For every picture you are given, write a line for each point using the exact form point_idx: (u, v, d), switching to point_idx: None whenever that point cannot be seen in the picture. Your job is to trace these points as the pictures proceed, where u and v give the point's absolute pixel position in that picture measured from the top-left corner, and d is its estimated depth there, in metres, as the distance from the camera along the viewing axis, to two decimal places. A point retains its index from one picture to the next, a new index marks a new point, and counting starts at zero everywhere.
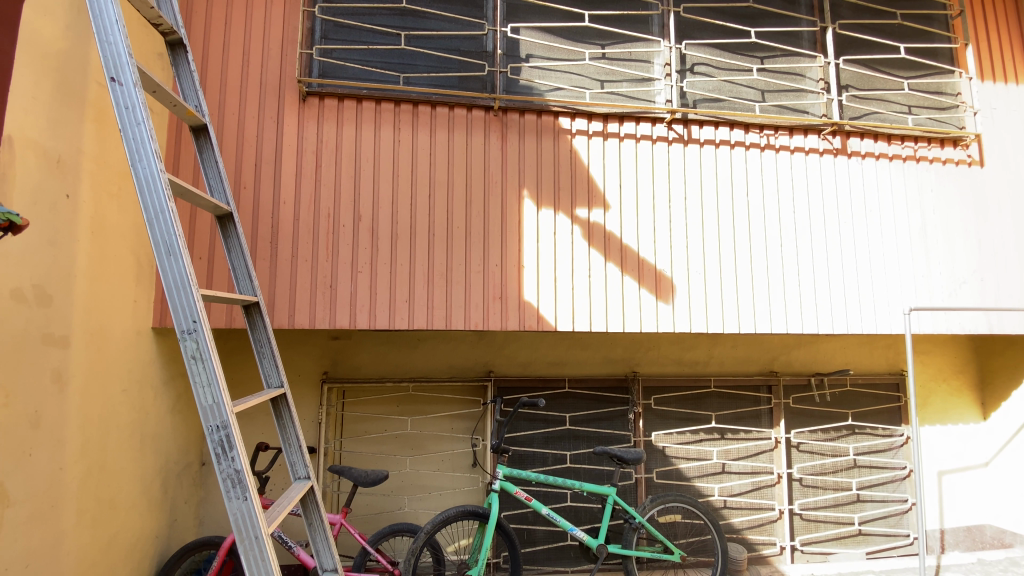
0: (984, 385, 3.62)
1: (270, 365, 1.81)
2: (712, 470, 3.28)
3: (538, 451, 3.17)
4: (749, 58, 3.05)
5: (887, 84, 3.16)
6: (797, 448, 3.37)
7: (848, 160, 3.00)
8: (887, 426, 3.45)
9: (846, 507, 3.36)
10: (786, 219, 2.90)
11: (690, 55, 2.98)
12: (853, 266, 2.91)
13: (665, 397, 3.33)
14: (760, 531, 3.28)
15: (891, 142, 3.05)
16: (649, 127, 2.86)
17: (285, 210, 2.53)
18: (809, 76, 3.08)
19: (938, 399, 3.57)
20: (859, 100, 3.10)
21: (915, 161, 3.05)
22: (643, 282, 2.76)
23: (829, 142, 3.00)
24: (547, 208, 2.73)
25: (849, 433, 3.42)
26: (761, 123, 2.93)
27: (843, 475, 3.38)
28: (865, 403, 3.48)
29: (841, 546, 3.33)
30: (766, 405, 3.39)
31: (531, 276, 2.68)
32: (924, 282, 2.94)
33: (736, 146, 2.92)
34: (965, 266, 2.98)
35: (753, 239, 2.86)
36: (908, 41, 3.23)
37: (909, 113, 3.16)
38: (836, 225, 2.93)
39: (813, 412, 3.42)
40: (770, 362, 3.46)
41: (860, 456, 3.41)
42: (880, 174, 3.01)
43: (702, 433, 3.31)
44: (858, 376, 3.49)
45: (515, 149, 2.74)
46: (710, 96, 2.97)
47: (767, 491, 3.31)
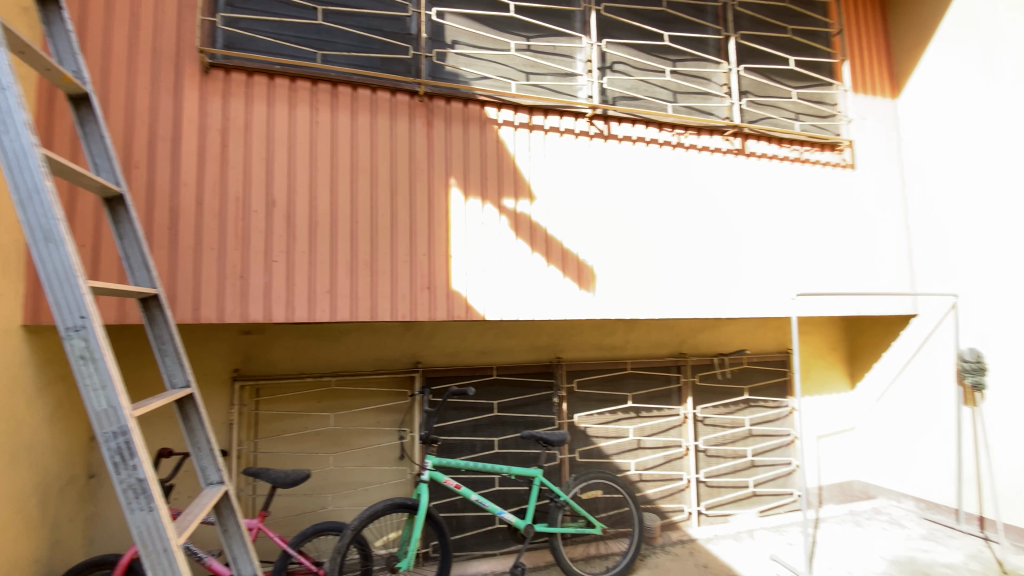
0: (853, 359, 4.17)
1: (174, 364, 1.67)
2: (629, 447, 3.51)
3: (465, 440, 3.18)
4: (662, 61, 3.24)
5: (778, 92, 3.51)
6: (702, 422, 3.69)
7: (746, 160, 3.31)
8: (775, 399, 3.90)
9: (743, 473, 3.75)
10: (695, 212, 3.14)
11: (610, 54, 3.11)
12: (752, 257, 3.23)
13: (587, 381, 3.49)
14: (671, 500, 3.56)
15: (782, 145, 3.40)
16: (572, 121, 2.96)
17: (188, 193, 2.30)
18: (714, 81, 3.34)
19: (818, 372, 4.08)
20: (756, 106, 3.42)
21: (800, 163, 3.44)
22: (567, 271, 2.86)
23: (730, 143, 3.28)
24: (474, 197, 2.73)
25: (745, 406, 3.81)
26: (673, 123, 3.13)
27: (740, 444, 3.76)
28: (758, 378, 3.89)
29: (739, 507, 3.71)
30: (675, 384, 3.67)
31: (459, 266, 2.67)
32: (806, 269, 3.33)
33: (652, 144, 3.10)
34: (838, 256, 3.41)
35: (667, 231, 3.07)
36: (796, 54, 3.60)
37: (796, 120, 3.52)
38: (738, 219, 3.22)
39: (715, 388, 3.76)
40: (679, 345, 3.76)
41: (754, 426, 3.81)
42: (773, 174, 3.36)
43: (620, 413, 3.51)
44: (753, 355, 3.89)
45: (441, 136, 2.70)
46: (628, 94, 3.12)
47: (676, 463, 3.60)
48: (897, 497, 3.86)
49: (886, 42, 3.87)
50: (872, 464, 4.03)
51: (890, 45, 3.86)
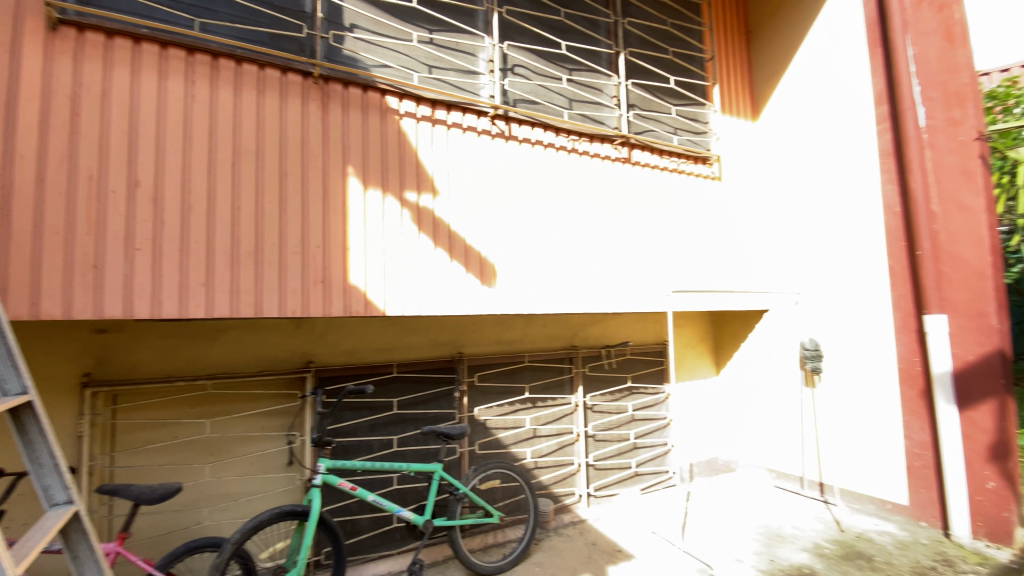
0: (718, 347, 4.69)
1: (5, 370, 1.45)
2: (526, 436, 3.65)
3: (362, 440, 3.08)
4: (559, 68, 3.41)
5: (661, 107, 3.86)
6: (592, 409, 3.96)
7: (632, 168, 3.61)
8: (653, 385, 4.31)
9: (626, 455, 4.08)
10: (588, 214, 3.35)
11: (511, 56, 3.20)
12: (637, 256, 3.53)
13: (487, 374, 3.56)
14: (564, 484, 3.77)
15: (662, 156, 3.77)
16: (474, 119, 3.00)
17: (22, 166, 1.93)
18: (605, 92, 3.60)
19: (689, 360, 4.55)
20: (641, 118, 3.75)
21: (677, 173, 3.84)
22: (470, 267, 2.90)
23: (619, 151, 3.57)
24: (373, 188, 2.65)
25: (628, 393, 4.16)
26: (569, 129, 3.31)
27: (624, 428, 4.09)
28: (639, 367, 4.27)
29: (623, 487, 4.03)
30: (568, 374, 3.89)
31: (356, 259, 2.58)
32: (681, 269, 3.72)
33: (549, 147, 3.26)
34: (706, 258, 3.87)
35: (563, 231, 3.25)
36: (676, 74, 3.99)
37: (675, 134, 3.91)
38: (625, 222, 3.51)
39: (603, 376, 4.06)
40: (571, 338, 3.99)
41: (636, 411, 4.18)
42: (655, 182, 3.71)
43: (517, 404, 3.64)
44: (635, 346, 4.26)
45: (337, 122, 2.58)
46: (528, 97, 3.23)
47: (568, 449, 3.83)
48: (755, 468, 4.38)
49: (751, 67, 4.37)
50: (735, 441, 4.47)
51: (754, 69, 4.37)
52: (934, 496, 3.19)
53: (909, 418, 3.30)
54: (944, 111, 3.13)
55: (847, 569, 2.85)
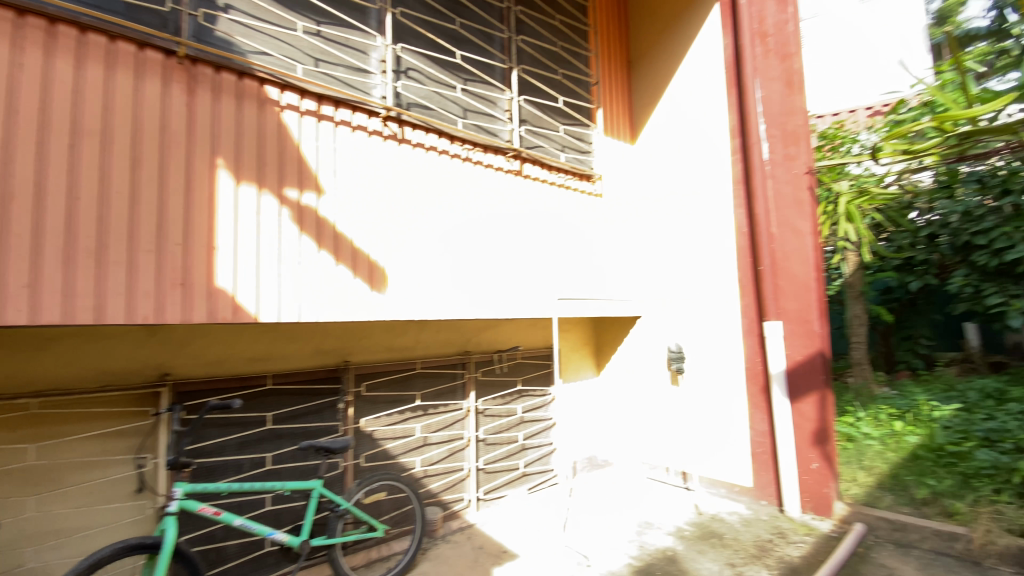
0: (599, 350, 5.03)
1: None
2: (416, 445, 3.58)
3: (230, 460, 2.81)
4: (454, 77, 3.43)
5: (550, 125, 4.07)
6: (482, 413, 4.01)
7: (523, 180, 3.76)
8: (542, 388, 4.50)
9: (515, 456, 4.20)
10: (480, 223, 3.42)
11: (405, 59, 3.16)
12: (525, 262, 3.66)
13: (375, 382, 3.44)
14: (453, 490, 3.76)
15: (551, 171, 3.98)
16: (365, 119, 2.90)
17: None
18: (499, 105, 3.70)
19: (574, 363, 4.81)
20: (532, 134, 3.91)
21: (564, 189, 4.09)
22: (357, 271, 2.79)
23: (511, 163, 3.69)
24: (246, 183, 2.44)
25: (518, 396, 4.29)
26: (463, 137, 3.35)
27: (513, 431, 4.21)
28: (529, 371, 4.42)
29: (511, 488, 4.14)
30: (460, 380, 3.90)
31: (225, 259, 2.35)
32: (566, 279, 3.94)
33: (443, 154, 3.26)
34: (588, 268, 4.15)
35: (455, 239, 3.26)
36: (565, 94, 4.23)
37: (563, 152, 4.14)
38: (515, 230, 3.63)
39: (494, 381, 4.13)
40: (464, 344, 4.01)
41: (525, 413, 4.33)
42: (544, 195, 3.89)
43: (407, 412, 3.57)
44: (525, 351, 4.41)
45: (207, 109, 2.34)
46: (421, 102, 3.21)
47: (459, 455, 3.83)
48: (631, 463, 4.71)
49: (630, 95, 4.79)
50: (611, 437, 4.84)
51: (632, 97, 4.79)
52: (772, 478, 3.70)
53: (753, 411, 3.79)
54: (783, 148, 3.68)
55: (703, 547, 3.21)
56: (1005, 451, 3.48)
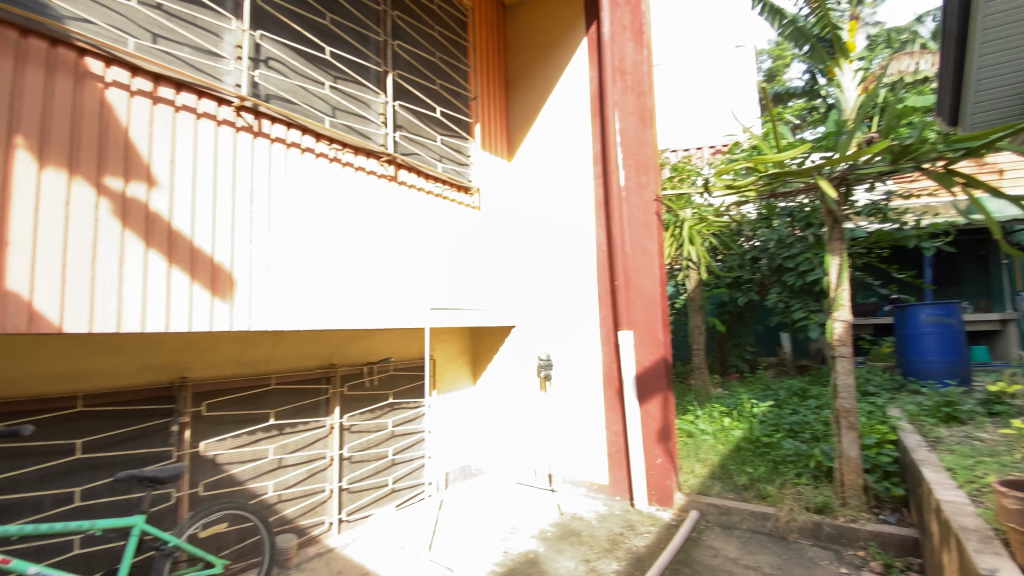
0: (476, 359, 5.02)
1: None
2: (268, 468, 3.29)
3: (23, 499, 2.32)
4: (322, 73, 3.26)
5: (426, 133, 4.06)
6: (348, 430, 3.80)
7: (397, 187, 3.68)
8: (416, 400, 4.41)
9: (383, 473, 4.04)
10: (349, 228, 3.26)
11: (265, 48, 2.92)
12: (397, 268, 3.59)
13: (219, 401, 3.10)
14: (312, 514, 3.50)
15: (428, 179, 3.96)
16: (214, 106, 2.63)
17: None
18: (373, 108, 3.60)
19: (449, 374, 4.71)
20: (408, 140, 3.86)
21: (441, 199, 4.09)
22: (196, 276, 2.49)
23: (384, 168, 3.60)
24: (54, 170, 2.05)
25: (389, 410, 4.15)
26: (331, 137, 3.19)
27: (382, 446, 4.06)
28: (402, 382, 4.31)
29: (377, 506, 3.97)
30: (324, 395, 3.67)
31: (20, 258, 1.94)
32: (438, 289, 3.93)
33: (307, 152, 3.07)
34: (461, 279, 4.20)
35: (319, 244, 3.08)
36: (443, 105, 4.26)
37: (440, 161, 4.15)
38: (387, 237, 3.54)
39: (363, 396, 3.95)
40: (330, 356, 3.77)
41: (396, 427, 4.20)
42: (419, 204, 3.85)
43: (259, 432, 3.26)
44: (398, 362, 4.28)
45: (3, 77, 1.93)
46: (283, 95, 2.99)
47: (319, 476, 3.58)
48: (501, 471, 4.81)
49: (508, 113, 4.96)
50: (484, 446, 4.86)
51: (510, 115, 4.96)
52: (625, 474, 4.07)
53: (609, 413, 4.14)
54: (636, 176, 4.07)
55: (562, 546, 3.37)
56: (803, 439, 4.21)
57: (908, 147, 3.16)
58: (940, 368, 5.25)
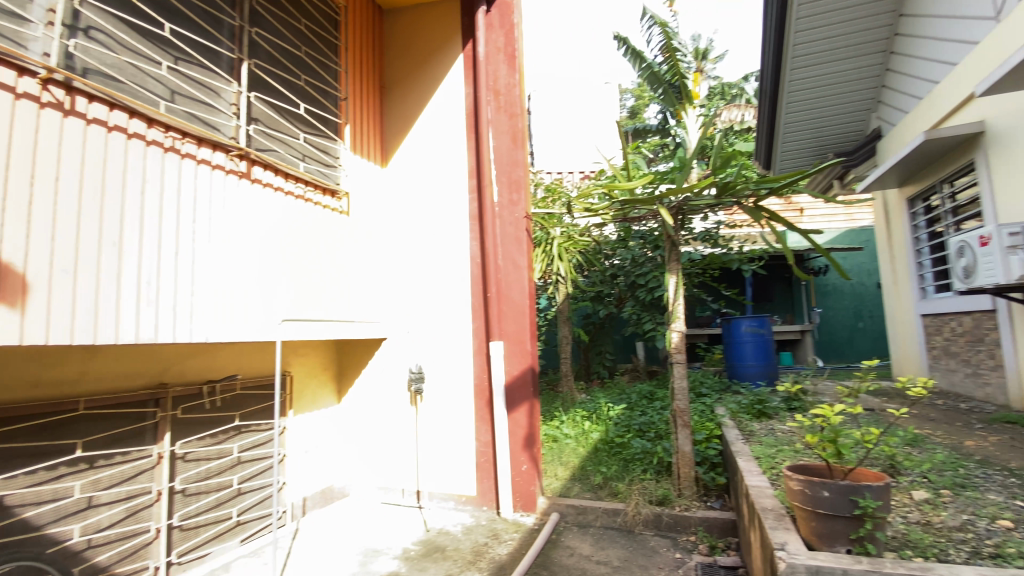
0: (342, 376, 4.73)
1: None
2: (74, 510, 2.73)
3: None
4: (160, 52, 2.86)
5: (288, 130, 3.78)
6: (182, 459, 3.31)
7: (250, 185, 3.32)
8: (268, 421, 4.00)
9: (226, 504, 3.59)
10: (186, 228, 2.86)
11: (84, 14, 2.49)
12: (251, 274, 3.24)
13: (6, 431, 2.49)
14: (131, 560, 2.99)
15: (288, 179, 3.65)
16: (10, 75, 2.12)
17: None
18: (222, 97, 3.25)
19: (309, 392, 4.34)
20: (265, 136, 3.55)
21: (304, 201, 3.79)
22: None
23: (235, 163, 3.23)
24: None
25: (235, 434, 3.72)
26: (167, 123, 2.79)
27: (225, 474, 3.61)
28: (251, 403, 3.88)
29: (219, 543, 3.51)
30: (150, 421, 3.15)
31: None
32: (299, 298, 3.62)
33: (134, 139, 2.63)
34: (326, 288, 3.91)
35: (147, 243, 2.64)
36: (308, 102, 4.01)
37: (302, 161, 3.87)
38: (239, 240, 3.19)
39: (201, 419, 3.47)
40: (160, 374, 3.29)
41: (243, 453, 3.75)
42: (276, 204, 3.51)
43: (61, 468, 2.71)
44: (246, 379, 3.85)
45: None
46: (106, 72, 2.56)
47: (143, 514, 3.07)
48: (365, 490, 4.57)
49: (382, 117, 4.80)
50: (349, 465, 4.61)
51: (384, 120, 4.81)
52: (492, 484, 4.13)
53: (479, 423, 4.19)
54: (507, 194, 4.25)
55: (424, 564, 3.32)
56: (649, 438, 4.69)
57: (729, 184, 3.71)
58: (755, 371, 6.25)
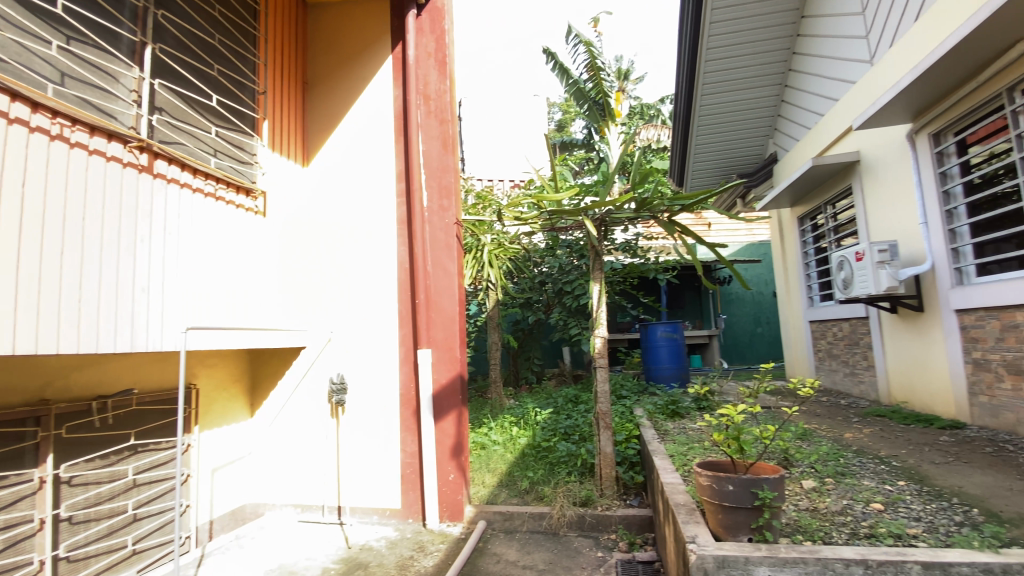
0: (254, 389, 4.42)
1: None
2: None
3: None
4: (48, 29, 2.53)
5: (196, 122, 3.52)
6: (67, 483, 2.93)
7: (151, 180, 3.01)
8: (169, 439, 3.63)
9: (119, 533, 3.21)
10: (74, 225, 2.52)
11: None
12: (161, 279, 3.02)
13: None
14: None
15: (195, 175, 3.36)
16: None
17: None
18: (121, 83, 2.93)
19: (217, 406, 4.01)
20: (170, 127, 3.27)
21: (214, 199, 3.53)
22: None
23: (134, 156, 2.90)
24: None
25: (130, 454, 3.34)
26: (55, 108, 2.44)
27: (119, 499, 3.23)
28: (149, 420, 3.50)
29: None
30: (31, 441, 2.77)
31: None
32: (206, 304, 3.35)
33: (14, 123, 2.28)
34: (236, 293, 3.69)
35: (26, 242, 2.30)
36: (219, 93, 3.76)
37: (213, 156, 3.61)
38: (152, 242, 2.97)
39: (91, 439, 3.09)
40: (40, 391, 2.88)
41: (139, 475, 3.38)
42: (182, 202, 3.22)
43: None
44: (143, 394, 3.46)
45: None
46: None
47: (25, 545, 2.68)
48: (279, 508, 4.29)
49: (304, 114, 4.57)
50: (262, 484, 4.31)
51: (307, 117, 4.59)
52: (418, 496, 4.03)
53: (405, 434, 4.08)
54: (438, 199, 4.22)
55: None
56: (573, 440, 4.84)
57: (647, 200, 3.95)
58: (670, 373, 6.66)
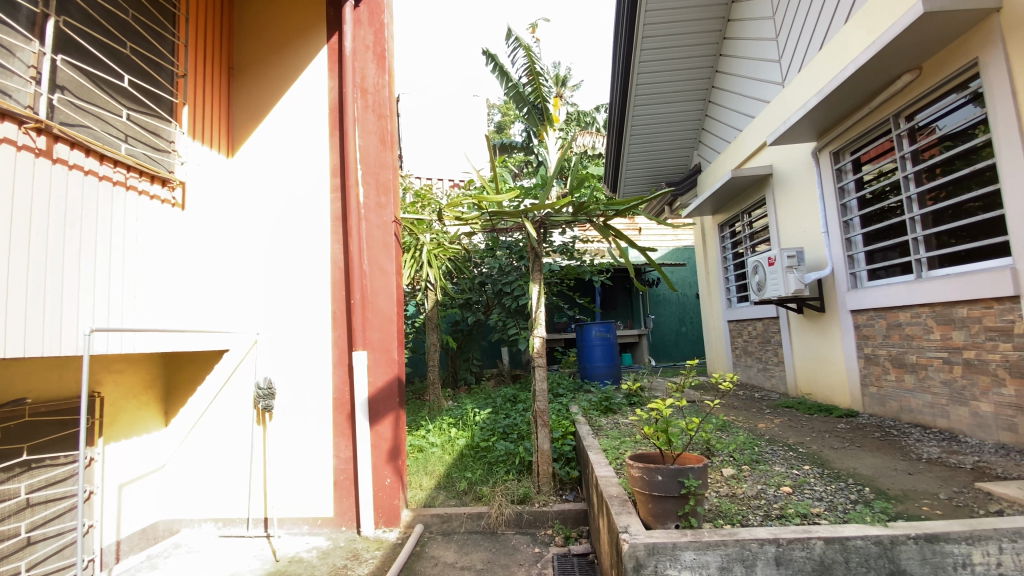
0: (170, 396, 4.10)
1: None
2: None
3: None
4: None
5: (106, 104, 3.19)
6: None
7: (50, 165, 2.69)
8: (69, 453, 3.25)
9: (10, 559, 2.85)
10: None
11: None
12: (57, 276, 2.70)
13: None
14: None
15: (102, 162, 3.04)
16: None
17: None
18: (19, 57, 2.60)
19: (126, 415, 3.66)
20: (75, 108, 2.94)
21: (124, 188, 3.21)
22: None
23: (30, 139, 2.58)
24: None
25: (23, 471, 2.96)
26: None
27: (10, 522, 2.86)
28: (46, 432, 3.12)
29: None
30: None
31: None
32: (112, 302, 3.06)
33: None
34: (151, 290, 3.38)
35: None
36: (132, 74, 3.44)
37: (124, 142, 3.28)
38: (48, 234, 2.65)
39: None
40: None
41: (33, 494, 3.01)
42: (86, 190, 2.91)
43: None
44: (38, 404, 3.09)
45: None
46: None
47: None
48: (198, 524, 3.99)
49: (229, 101, 4.30)
50: (179, 497, 4.01)
51: (232, 104, 4.33)
52: (352, 502, 3.89)
53: (338, 439, 3.93)
54: (375, 196, 4.09)
55: None
56: (512, 440, 4.91)
57: (583, 204, 4.07)
58: (603, 371, 6.91)
